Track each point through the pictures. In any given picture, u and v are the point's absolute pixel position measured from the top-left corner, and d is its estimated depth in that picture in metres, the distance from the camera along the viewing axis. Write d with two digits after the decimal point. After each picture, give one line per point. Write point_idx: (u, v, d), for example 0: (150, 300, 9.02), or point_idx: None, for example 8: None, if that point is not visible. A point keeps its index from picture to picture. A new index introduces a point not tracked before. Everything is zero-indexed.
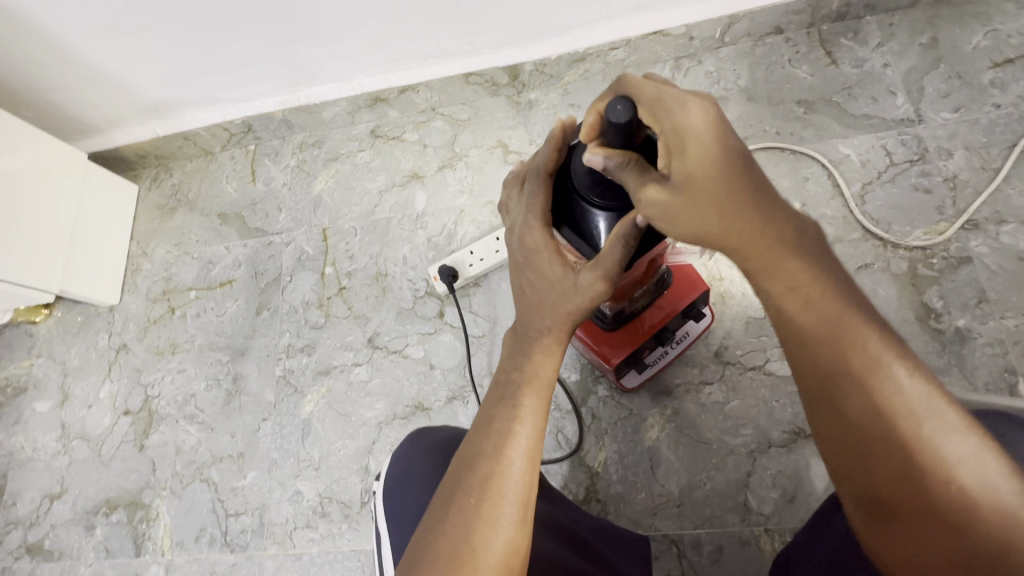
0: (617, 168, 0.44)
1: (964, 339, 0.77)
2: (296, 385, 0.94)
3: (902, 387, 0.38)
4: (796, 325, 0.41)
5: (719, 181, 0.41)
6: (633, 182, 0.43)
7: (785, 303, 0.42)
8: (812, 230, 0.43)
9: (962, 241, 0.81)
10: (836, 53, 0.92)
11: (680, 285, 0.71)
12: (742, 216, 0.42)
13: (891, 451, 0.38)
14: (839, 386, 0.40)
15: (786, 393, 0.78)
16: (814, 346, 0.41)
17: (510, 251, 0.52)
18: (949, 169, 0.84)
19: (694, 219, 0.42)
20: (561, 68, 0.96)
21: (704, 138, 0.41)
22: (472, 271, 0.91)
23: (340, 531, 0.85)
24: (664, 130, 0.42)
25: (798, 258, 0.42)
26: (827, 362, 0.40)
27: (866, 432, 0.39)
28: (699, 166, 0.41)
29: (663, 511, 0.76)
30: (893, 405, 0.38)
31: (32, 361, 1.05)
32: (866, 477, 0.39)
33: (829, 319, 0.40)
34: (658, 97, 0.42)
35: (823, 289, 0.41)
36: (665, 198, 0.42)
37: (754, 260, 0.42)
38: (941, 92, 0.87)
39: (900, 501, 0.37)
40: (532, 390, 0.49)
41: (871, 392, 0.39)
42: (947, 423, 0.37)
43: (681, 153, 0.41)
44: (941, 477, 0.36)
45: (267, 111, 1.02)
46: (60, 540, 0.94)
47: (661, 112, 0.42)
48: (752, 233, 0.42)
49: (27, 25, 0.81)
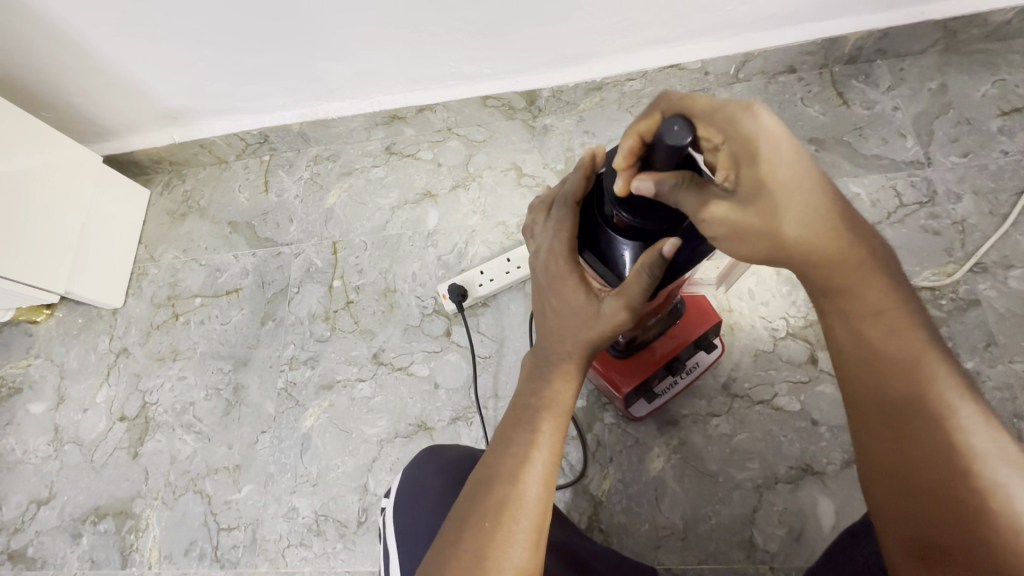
0: (672, 189, 0.41)
1: (973, 382, 0.77)
2: (298, 398, 0.92)
3: (969, 426, 0.40)
4: (875, 353, 0.43)
5: (798, 193, 0.40)
6: (692, 202, 0.41)
7: (865, 327, 0.43)
8: (896, 264, 0.45)
9: (971, 284, 0.81)
10: (848, 94, 0.94)
11: (692, 315, 0.71)
12: (826, 238, 0.42)
13: (951, 485, 0.39)
14: (904, 414, 0.42)
15: (793, 428, 0.77)
16: (885, 373, 0.43)
17: (535, 275, 0.53)
18: (958, 213, 0.85)
19: (776, 234, 0.41)
20: (577, 96, 0.97)
21: (781, 146, 0.39)
22: (482, 290, 0.91)
23: (335, 550, 0.83)
24: (727, 139, 0.40)
25: (882, 287, 0.43)
26: (896, 389, 0.42)
27: (920, 464, 0.41)
28: (774, 178, 0.40)
29: (666, 544, 0.75)
30: (956, 442, 0.40)
31: (29, 361, 1.04)
32: (920, 510, 0.41)
33: (911, 351, 0.42)
34: (717, 107, 0.40)
35: (906, 322, 0.43)
36: (734, 213, 0.40)
37: (840, 280, 0.43)
38: (950, 136, 0.89)
39: (945, 536, 0.39)
40: (549, 416, 0.48)
41: (940, 427, 0.40)
42: (1014, 469, 0.38)
43: (755, 164, 0.40)
44: (994, 519, 0.38)
45: (285, 124, 1.03)
46: (43, 547, 0.92)
47: (724, 121, 0.40)
48: (833, 255, 0.42)
49: (54, 27, 0.82)
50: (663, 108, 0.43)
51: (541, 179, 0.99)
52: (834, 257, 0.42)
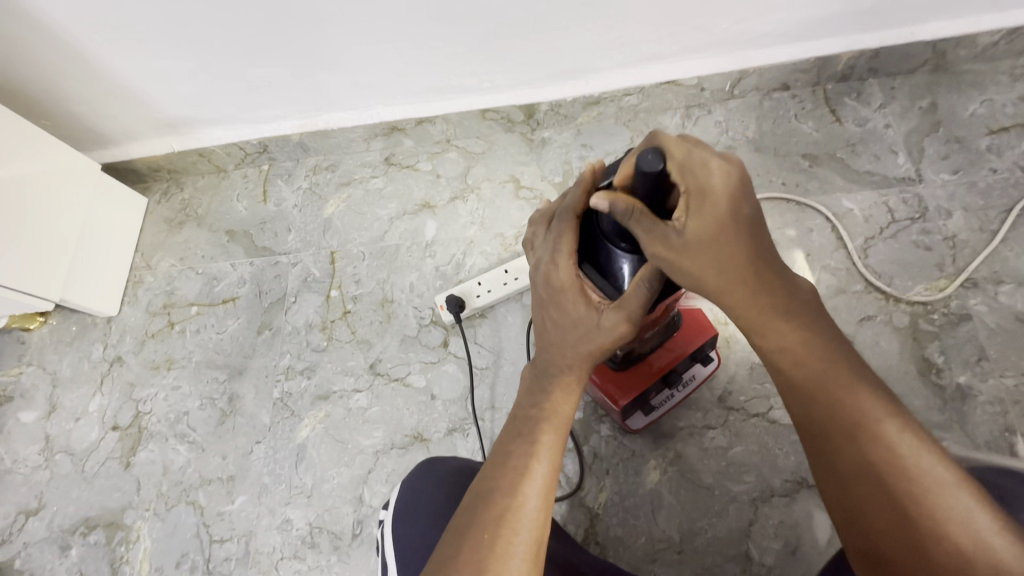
0: (625, 218, 0.44)
1: (965, 397, 0.78)
2: (293, 408, 0.92)
3: (894, 443, 0.41)
4: (792, 381, 0.46)
5: (722, 241, 0.44)
6: (643, 236, 0.44)
7: (780, 358, 0.46)
8: (804, 295, 0.48)
9: (962, 299, 0.83)
10: (841, 111, 0.96)
11: (689, 329, 0.72)
12: (740, 278, 0.46)
13: (883, 501, 0.40)
14: (829, 436, 0.43)
15: (788, 441, 0.78)
16: (807, 398, 0.45)
17: (534, 287, 0.53)
18: (949, 229, 0.87)
19: (699, 276, 0.45)
20: (575, 110, 0.99)
21: (719, 201, 0.43)
22: (480, 301, 0.91)
23: (329, 563, 0.82)
24: (687, 186, 0.43)
25: (789, 316, 0.46)
26: (817, 414, 0.44)
27: (854, 483, 0.42)
28: (708, 228, 0.44)
29: (663, 558, 0.75)
30: (882, 461, 0.41)
31: (21, 369, 1.03)
32: (863, 530, 0.41)
33: (822, 376, 0.45)
34: (688, 155, 0.43)
35: (815, 348, 0.46)
36: (671, 253, 0.44)
37: (751, 318, 0.47)
38: (940, 154, 0.91)
39: (894, 553, 0.39)
40: (549, 427, 0.48)
41: (862, 446, 0.42)
42: (938, 478, 0.39)
43: (699, 215, 0.44)
44: (934, 530, 0.38)
45: (285, 133, 1.04)
46: (31, 560, 0.90)
47: (687, 172, 0.43)
48: (749, 291, 0.46)
49: (57, 36, 0.83)
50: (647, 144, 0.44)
51: (539, 191, 1.00)
52: (747, 294, 0.46)
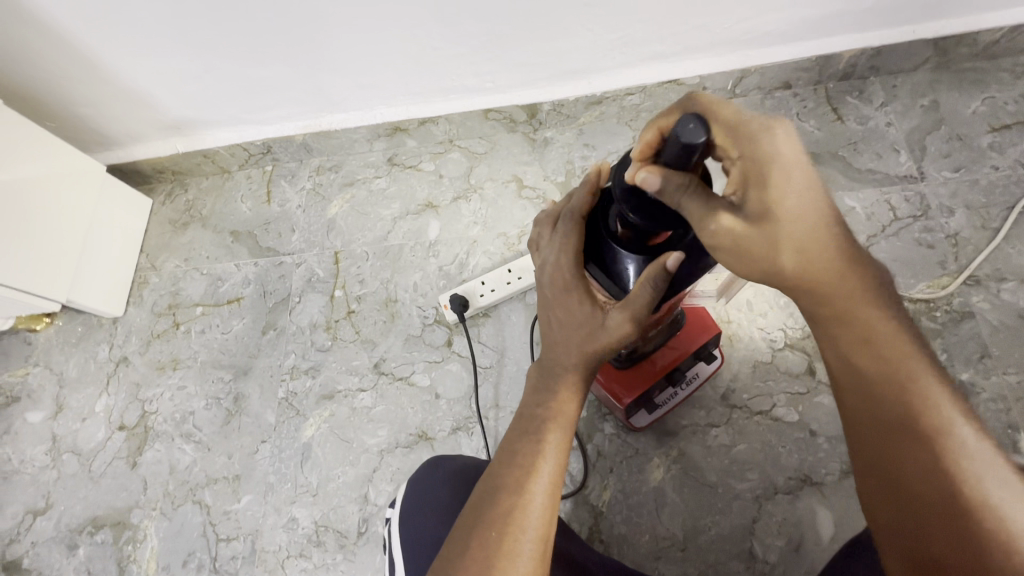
0: (677, 190, 0.40)
1: (968, 394, 0.78)
2: (298, 407, 0.93)
3: (966, 450, 0.41)
4: (865, 376, 0.45)
5: (793, 220, 0.43)
6: (696, 209, 0.41)
7: (854, 351, 0.45)
8: (891, 290, 0.46)
9: (965, 297, 0.83)
10: (842, 110, 0.96)
11: (692, 327, 0.72)
12: (817, 265, 0.45)
13: (942, 503, 0.41)
14: (896, 436, 0.43)
15: (791, 439, 0.78)
16: (882, 396, 0.44)
17: (540, 288, 0.53)
18: (951, 226, 0.87)
19: (771, 256, 0.44)
20: (577, 109, 0.99)
21: (790, 167, 0.43)
22: (483, 301, 0.91)
23: (335, 562, 0.83)
24: (740, 153, 0.43)
25: (871, 310, 0.45)
26: (889, 412, 0.43)
27: (916, 485, 0.42)
28: (775, 199, 0.43)
29: (667, 555, 0.75)
30: (951, 465, 0.41)
31: (27, 370, 1.03)
32: (915, 529, 0.42)
33: (901, 375, 0.43)
34: (739, 121, 0.43)
35: (898, 346, 0.44)
36: (741, 225, 0.42)
37: (828, 307, 0.45)
38: (942, 152, 0.91)
39: (948, 556, 0.40)
40: (556, 426, 0.49)
41: (931, 450, 0.42)
42: (1006, 490, 0.39)
43: (764, 184, 0.43)
44: (991, 538, 0.38)
45: (289, 134, 1.04)
46: (39, 559, 0.91)
47: (743, 138, 0.43)
48: (827, 281, 0.45)
49: (64, 39, 0.83)
50: (683, 112, 0.45)
51: (541, 191, 1.00)
52: (827, 283, 0.45)
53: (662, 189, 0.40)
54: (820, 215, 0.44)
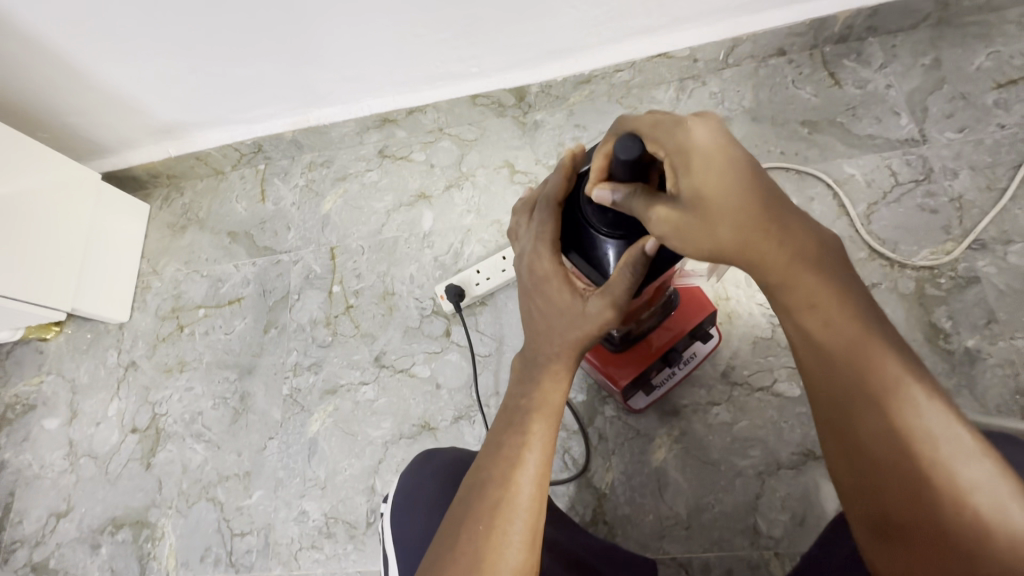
0: (626, 199, 0.44)
1: (974, 360, 0.77)
2: (303, 403, 0.94)
3: (921, 412, 0.39)
4: (817, 344, 0.43)
5: (725, 195, 0.41)
6: (642, 208, 0.43)
7: (806, 319, 0.43)
8: (834, 251, 0.45)
9: (970, 261, 0.81)
10: (839, 74, 0.93)
11: (688, 307, 0.72)
12: (759, 235, 0.42)
13: (903, 471, 0.39)
14: (852, 404, 0.41)
15: (794, 414, 0.77)
16: (837, 367, 0.42)
17: (519, 278, 0.53)
18: (954, 189, 0.84)
19: (711, 236, 0.41)
20: (566, 90, 0.97)
21: (708, 152, 0.41)
22: (479, 290, 0.91)
23: (346, 552, 0.84)
24: (666, 149, 0.42)
25: (818, 275, 0.43)
26: (843, 381, 0.42)
27: (875, 456, 0.40)
28: (706, 180, 0.41)
29: (672, 534, 0.75)
30: (907, 429, 0.39)
31: (41, 378, 1.06)
32: (877, 498, 0.40)
33: (851, 341, 0.42)
34: (657, 123, 0.43)
35: (843, 311, 0.42)
36: (677, 215, 0.41)
37: (775, 275, 0.43)
38: (945, 112, 0.88)
39: (911, 524, 0.39)
40: (540, 417, 0.49)
41: (886, 417, 0.40)
42: (963, 448, 0.38)
43: (689, 172, 0.41)
44: (950, 502, 0.37)
45: (278, 132, 1.04)
46: (64, 559, 0.94)
47: (663, 135, 0.42)
48: (771, 247, 0.42)
49: (46, 49, 0.83)
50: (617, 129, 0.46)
51: (533, 175, 0.99)
52: (774, 252, 0.43)
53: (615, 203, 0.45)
54: (753, 184, 0.42)
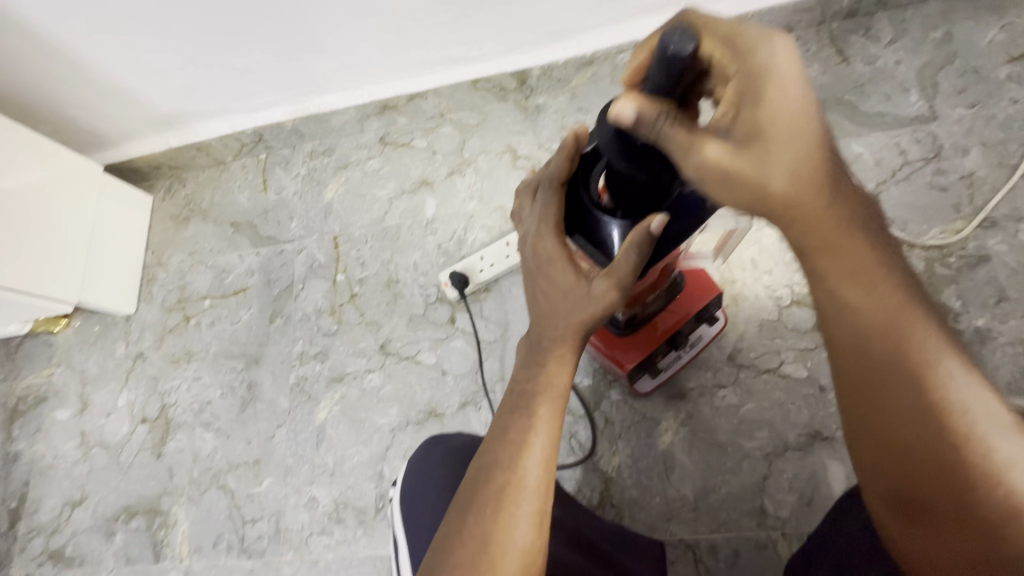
0: (656, 123, 0.38)
1: (984, 339, 0.76)
2: (310, 392, 0.94)
3: (958, 387, 0.38)
4: (852, 315, 0.40)
5: (788, 134, 0.38)
6: (682, 138, 0.38)
7: (842, 290, 0.40)
8: (871, 216, 0.42)
9: (981, 240, 0.80)
10: (847, 50, 0.91)
11: (693, 289, 0.71)
12: (808, 189, 0.39)
13: (936, 448, 0.38)
14: (885, 374, 0.39)
15: (801, 395, 0.77)
16: (872, 340, 0.40)
17: (523, 261, 0.52)
18: (965, 166, 0.83)
19: (760, 183, 0.39)
20: (568, 72, 0.95)
21: (780, 82, 0.37)
22: (483, 276, 0.91)
23: (356, 537, 0.85)
24: (739, 70, 0.38)
25: (856, 241, 0.40)
26: (879, 350, 0.40)
27: (908, 431, 0.39)
28: (771, 115, 0.38)
29: (679, 516, 0.76)
30: (943, 404, 0.38)
31: (51, 370, 1.07)
32: (905, 474, 0.39)
33: (888, 312, 0.40)
34: (734, 34, 0.38)
35: (881, 281, 0.40)
36: (728, 154, 0.39)
37: (814, 239, 0.40)
38: (956, 87, 0.86)
39: (939, 500, 0.38)
40: (546, 400, 0.49)
41: (921, 392, 0.38)
42: (1000, 424, 0.37)
43: (755, 103, 0.38)
44: (983, 480, 0.36)
45: (278, 121, 1.03)
46: (81, 546, 0.96)
47: (737, 53, 0.38)
48: (813, 205, 0.39)
49: (43, 39, 0.83)
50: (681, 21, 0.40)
51: (535, 160, 0.98)
52: (818, 212, 0.40)
53: (640, 123, 0.38)
54: (816, 130, 0.39)
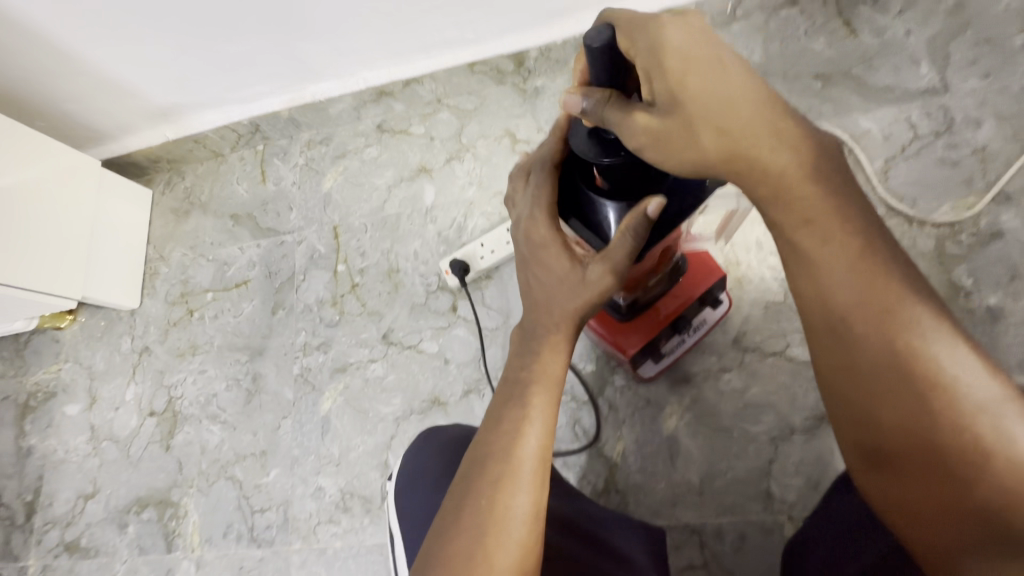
0: (596, 106, 0.41)
1: (996, 318, 0.74)
2: (314, 382, 0.95)
3: (923, 333, 0.37)
4: (814, 264, 0.39)
5: (708, 94, 0.39)
6: (616, 115, 0.40)
7: (802, 237, 0.40)
8: (834, 158, 0.41)
9: (993, 216, 0.77)
10: (855, 23, 0.88)
11: (696, 272, 0.70)
12: (749, 140, 0.39)
13: (905, 396, 0.37)
14: (849, 325, 0.39)
15: (808, 378, 0.76)
16: (838, 288, 0.39)
17: (516, 245, 0.51)
18: (978, 140, 0.80)
19: (692, 142, 0.40)
20: (567, 53, 0.93)
21: (688, 50, 0.39)
22: (483, 264, 0.90)
23: (363, 525, 0.86)
24: (642, 54, 0.40)
25: (817, 187, 0.39)
26: (843, 300, 0.39)
27: (876, 381, 0.38)
28: (688, 82, 0.39)
29: (684, 501, 0.75)
30: (910, 352, 0.37)
31: (59, 366, 1.08)
32: (877, 426, 0.38)
33: (852, 260, 0.39)
34: (637, 26, 0.41)
35: (841, 227, 0.39)
36: (655, 122, 0.39)
37: (768, 188, 0.40)
38: (969, 58, 0.83)
39: (908, 449, 0.37)
40: (541, 389, 0.48)
41: (888, 340, 0.38)
42: (965, 368, 0.36)
43: (665, 74, 0.39)
44: (952, 426, 0.36)
45: (274, 110, 1.02)
46: (95, 537, 0.97)
47: (639, 40, 0.40)
48: (764, 157, 0.39)
49: (34, 32, 0.82)
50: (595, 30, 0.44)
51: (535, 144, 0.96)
52: (768, 160, 0.39)
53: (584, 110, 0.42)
54: (750, 85, 0.39)
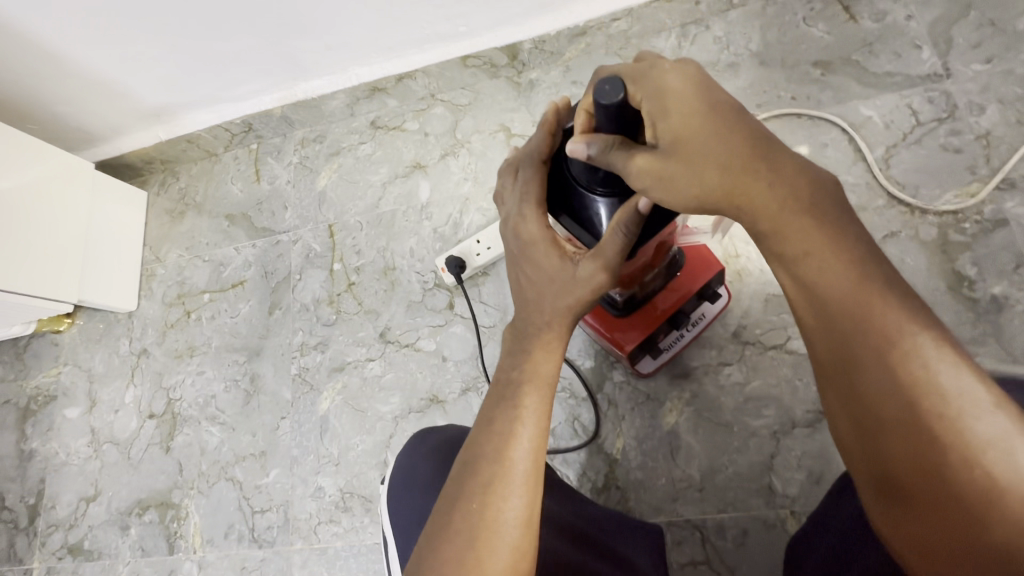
0: (601, 153, 0.42)
1: (1001, 307, 0.73)
2: (312, 382, 0.94)
3: (928, 362, 0.35)
4: (814, 291, 0.38)
5: (704, 133, 0.40)
6: (621, 157, 0.42)
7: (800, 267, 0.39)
8: (829, 191, 0.40)
9: (998, 203, 0.76)
10: (855, 8, 0.86)
11: (694, 266, 0.69)
12: (746, 176, 0.40)
13: (909, 428, 0.35)
14: (850, 353, 0.37)
15: (809, 371, 0.75)
16: (836, 315, 0.38)
17: (506, 243, 0.51)
18: (981, 126, 0.79)
19: (695, 180, 0.40)
20: (561, 44, 0.92)
21: (686, 93, 0.41)
22: (480, 260, 0.89)
23: (364, 524, 0.86)
24: (645, 95, 0.42)
25: (810, 218, 0.39)
26: (841, 326, 0.37)
27: (879, 411, 0.36)
28: (685, 122, 0.40)
29: (685, 497, 0.75)
30: (913, 382, 0.35)
31: (59, 369, 1.08)
32: (883, 459, 0.36)
33: (850, 285, 0.37)
34: (639, 72, 0.43)
35: (837, 254, 0.38)
36: (658, 163, 0.40)
37: (765, 221, 0.40)
38: (972, 42, 0.81)
39: (917, 486, 0.34)
40: (533, 389, 0.47)
41: (889, 369, 0.35)
42: (975, 400, 0.34)
43: (666, 115, 0.41)
44: (961, 460, 0.33)
45: (266, 109, 1.01)
46: (98, 540, 0.98)
47: (642, 83, 0.42)
48: (758, 192, 0.39)
49: (24, 36, 0.81)
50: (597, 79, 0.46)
51: None
52: (763, 194, 0.39)
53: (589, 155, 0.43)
54: (740, 125, 0.41)
